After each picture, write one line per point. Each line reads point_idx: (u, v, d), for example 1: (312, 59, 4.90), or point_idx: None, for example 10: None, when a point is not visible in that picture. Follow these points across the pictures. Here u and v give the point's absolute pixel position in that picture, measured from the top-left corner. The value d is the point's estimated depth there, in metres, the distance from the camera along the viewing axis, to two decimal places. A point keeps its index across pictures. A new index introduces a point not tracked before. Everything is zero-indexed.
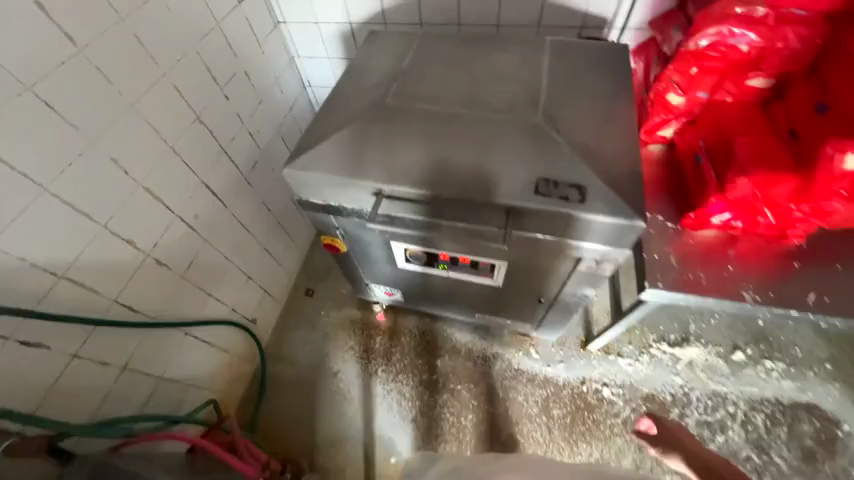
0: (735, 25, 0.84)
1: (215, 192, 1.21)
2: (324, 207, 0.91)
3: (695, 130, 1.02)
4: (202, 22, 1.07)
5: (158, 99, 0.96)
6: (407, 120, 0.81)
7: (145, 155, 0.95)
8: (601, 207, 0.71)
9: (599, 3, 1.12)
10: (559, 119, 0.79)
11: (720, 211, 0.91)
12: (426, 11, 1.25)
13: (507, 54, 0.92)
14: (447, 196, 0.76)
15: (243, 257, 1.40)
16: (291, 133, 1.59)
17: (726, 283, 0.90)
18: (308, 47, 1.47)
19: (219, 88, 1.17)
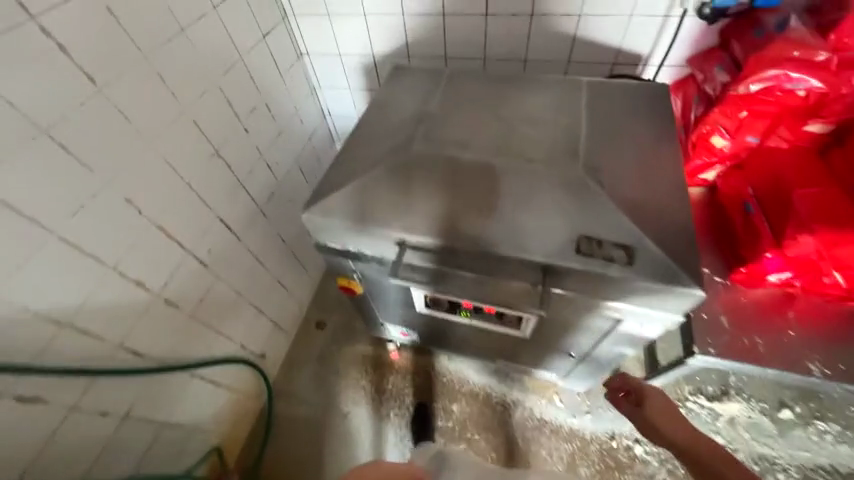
0: (792, 69, 0.77)
1: (230, 226, 1.18)
2: (343, 251, 0.86)
3: (742, 174, 0.95)
4: (225, 56, 1.06)
5: (176, 135, 0.94)
6: (433, 165, 0.76)
7: (160, 193, 0.92)
8: (651, 271, 0.64)
9: (634, 40, 1.07)
10: (599, 168, 0.72)
11: (776, 268, 0.83)
12: (451, 44, 1.22)
13: (540, 93, 0.86)
14: (476, 252, 0.69)
15: (255, 291, 1.35)
16: (309, 162, 1.56)
17: (782, 350, 0.86)
18: (330, 78, 1.46)
19: (240, 122, 1.15)
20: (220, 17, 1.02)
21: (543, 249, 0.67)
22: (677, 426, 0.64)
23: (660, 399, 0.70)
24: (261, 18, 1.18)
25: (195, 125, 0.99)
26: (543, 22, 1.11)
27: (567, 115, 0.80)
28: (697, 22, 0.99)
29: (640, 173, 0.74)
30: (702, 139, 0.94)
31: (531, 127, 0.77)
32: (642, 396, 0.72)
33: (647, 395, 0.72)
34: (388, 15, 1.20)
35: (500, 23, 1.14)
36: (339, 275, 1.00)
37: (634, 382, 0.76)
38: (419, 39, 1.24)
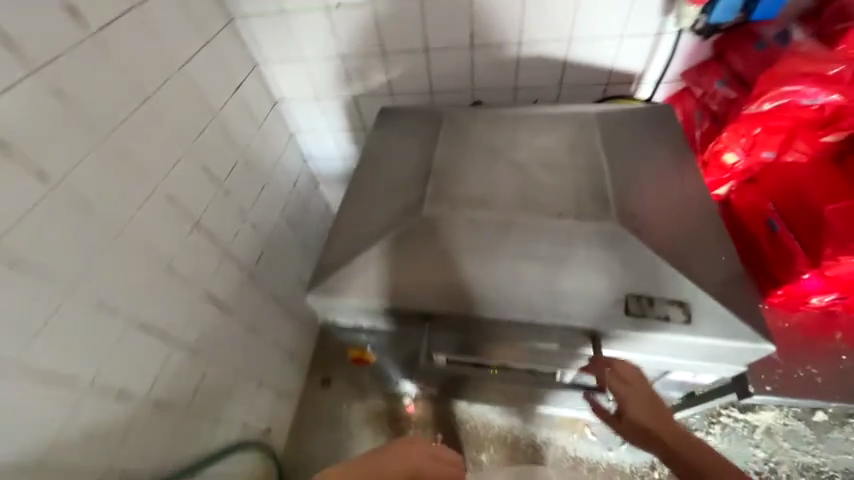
0: (806, 84, 0.74)
1: (220, 301, 1.06)
2: (358, 327, 0.77)
3: (757, 189, 0.91)
4: (197, 119, 0.96)
5: (150, 217, 0.83)
6: (451, 228, 0.68)
7: (138, 286, 0.81)
8: (713, 327, 0.58)
9: (627, 58, 1.03)
10: (634, 213, 0.66)
11: (816, 289, 0.79)
12: (436, 78, 1.15)
13: (550, 132, 0.80)
14: (515, 322, 0.63)
15: (252, 364, 1.23)
16: (295, 212, 1.45)
17: (841, 380, 0.78)
18: (309, 122, 1.37)
19: (219, 186, 1.04)
20: (189, 78, 0.93)
21: (587, 314, 0.61)
22: (657, 420, 0.65)
23: (646, 396, 0.65)
24: (231, 71, 1.08)
25: (170, 200, 0.88)
26: (532, 49, 1.05)
27: (586, 155, 0.74)
28: (692, 38, 0.96)
29: (674, 213, 0.69)
30: (715, 157, 0.90)
31: (548, 175, 0.71)
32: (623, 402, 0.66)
33: (627, 396, 0.65)
34: (367, 54, 1.13)
35: (487, 54, 1.08)
36: (352, 346, 0.90)
37: (621, 382, 0.65)
38: (401, 76, 1.16)
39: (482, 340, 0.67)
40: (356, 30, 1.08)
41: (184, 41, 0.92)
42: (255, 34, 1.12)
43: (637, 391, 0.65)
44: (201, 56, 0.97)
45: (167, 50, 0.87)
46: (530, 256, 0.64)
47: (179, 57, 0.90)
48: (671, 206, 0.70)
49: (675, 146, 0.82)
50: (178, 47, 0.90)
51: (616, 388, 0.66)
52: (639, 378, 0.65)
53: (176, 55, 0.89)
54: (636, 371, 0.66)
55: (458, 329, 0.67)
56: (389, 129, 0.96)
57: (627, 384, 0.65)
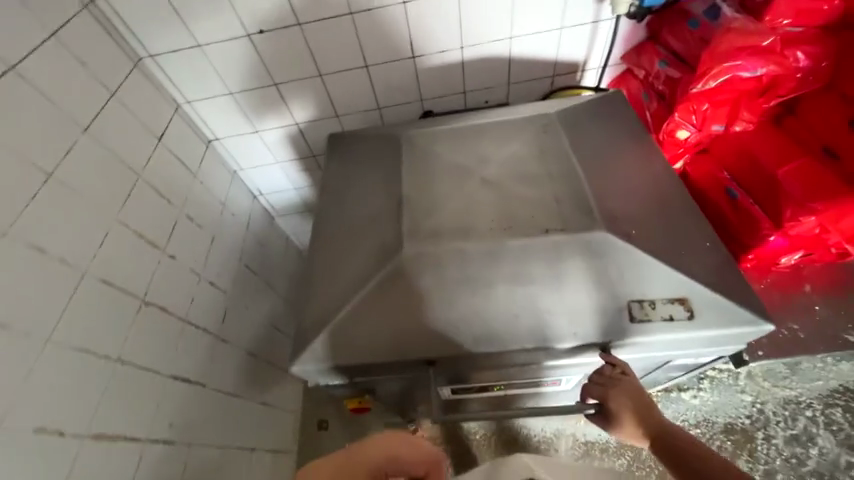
0: (745, 59, 0.79)
1: (190, 377, 0.95)
2: (350, 382, 0.72)
3: (712, 160, 0.94)
4: (121, 184, 0.84)
5: (85, 311, 0.72)
6: (442, 265, 0.65)
7: (85, 392, 0.70)
8: (716, 318, 0.60)
9: (568, 48, 1.02)
10: (617, 215, 0.67)
11: (783, 248, 0.86)
12: (382, 94, 1.08)
13: (517, 142, 0.80)
14: (524, 349, 0.61)
15: (241, 432, 1.12)
16: (255, 256, 1.32)
17: (820, 330, 0.92)
18: (251, 157, 1.24)
19: (162, 251, 0.91)
20: (99, 139, 0.81)
21: (595, 328, 0.60)
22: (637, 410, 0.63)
23: (629, 393, 0.62)
24: (151, 120, 0.96)
25: (104, 284, 0.76)
26: (475, 51, 1.01)
27: (559, 163, 0.75)
28: (628, 22, 0.97)
29: (653, 207, 0.70)
30: (669, 135, 0.91)
31: (527, 187, 0.71)
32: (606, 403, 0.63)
33: (609, 396, 0.63)
34: (303, 78, 1.04)
35: (431, 62, 1.03)
36: (346, 397, 0.84)
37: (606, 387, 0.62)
38: (343, 96, 1.08)
39: (488, 368, 0.65)
40: (287, 55, 0.99)
41: (86, 98, 0.80)
42: (172, 74, 1.01)
43: (620, 390, 0.62)
44: (109, 110, 0.85)
45: (63, 113, 0.74)
46: (524, 280, 0.62)
47: (81, 118, 0.78)
48: (650, 200, 0.71)
49: (633, 133, 0.83)
50: (78, 107, 0.78)
51: (598, 392, 0.63)
52: (623, 379, 0.62)
53: (76, 117, 0.77)
54: (626, 374, 0.62)
55: (464, 365, 0.64)
56: (349, 161, 0.90)
57: (610, 385, 0.62)
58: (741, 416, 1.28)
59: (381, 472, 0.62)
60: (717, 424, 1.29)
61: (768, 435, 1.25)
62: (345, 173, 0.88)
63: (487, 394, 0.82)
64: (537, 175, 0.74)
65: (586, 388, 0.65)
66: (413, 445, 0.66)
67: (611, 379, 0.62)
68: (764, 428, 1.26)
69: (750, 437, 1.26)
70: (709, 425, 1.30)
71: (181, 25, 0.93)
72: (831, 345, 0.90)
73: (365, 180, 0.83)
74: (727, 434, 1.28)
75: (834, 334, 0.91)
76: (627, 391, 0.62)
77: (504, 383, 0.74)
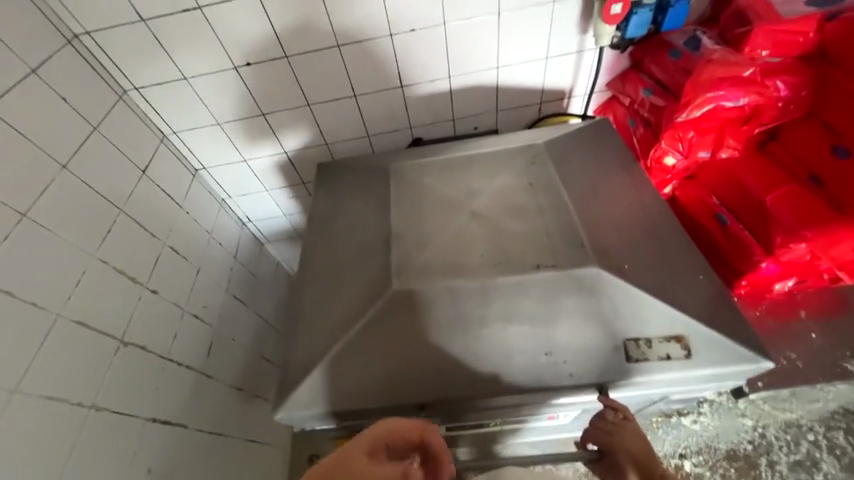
0: (726, 89, 0.80)
1: (172, 419, 0.90)
2: (340, 426, 0.68)
3: (700, 184, 0.95)
4: (100, 219, 0.81)
5: (58, 356, 0.68)
6: (433, 303, 0.63)
7: (54, 445, 0.65)
8: (713, 356, 0.59)
9: (554, 77, 1.03)
10: (608, 249, 0.66)
11: (776, 274, 0.85)
12: (370, 122, 1.08)
13: (507, 173, 0.80)
14: (519, 392, 0.59)
15: (227, 474, 1.06)
16: (244, 285, 1.28)
17: (818, 358, 0.92)
18: (240, 185, 1.23)
19: (143, 286, 0.88)
20: (79, 176, 0.79)
21: (590, 367, 0.58)
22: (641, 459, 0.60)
23: (632, 439, 0.60)
24: (134, 153, 0.95)
25: (79, 325, 0.73)
26: (463, 81, 1.02)
27: (548, 194, 0.74)
28: (612, 53, 1.00)
29: (643, 237, 0.70)
30: (657, 162, 0.91)
31: (518, 220, 0.71)
32: (611, 451, 0.61)
33: (614, 444, 0.60)
34: (291, 108, 1.03)
35: (418, 91, 1.03)
36: (335, 438, 0.81)
37: (608, 433, 0.60)
38: (332, 125, 1.08)
39: (484, 409, 0.62)
40: (275, 86, 0.99)
41: (67, 134, 0.79)
42: (157, 106, 1.01)
43: (624, 437, 0.60)
44: (90, 145, 0.83)
45: (40, 151, 0.73)
46: (516, 317, 0.61)
47: (59, 154, 0.76)
48: (640, 231, 0.70)
49: (620, 162, 0.83)
50: (56, 143, 0.76)
51: (603, 440, 0.61)
52: (626, 424, 0.60)
53: (54, 154, 0.75)
54: (628, 420, 0.60)
55: (458, 408, 0.62)
56: (337, 192, 0.88)
57: (615, 433, 0.60)
58: (742, 442, 1.26)
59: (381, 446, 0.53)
60: (720, 451, 1.27)
61: (771, 460, 1.23)
62: (333, 205, 0.86)
63: (482, 429, 0.79)
64: (528, 207, 0.73)
65: (591, 435, 0.63)
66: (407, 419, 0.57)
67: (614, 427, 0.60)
68: (767, 455, 1.23)
69: (752, 463, 1.24)
70: (711, 452, 1.27)
71: (167, 59, 0.92)
72: (830, 375, 0.90)
73: (352, 212, 0.82)
74: (730, 460, 1.25)
75: (832, 363, 0.91)
76: (631, 439, 0.60)
77: (499, 420, 0.71)
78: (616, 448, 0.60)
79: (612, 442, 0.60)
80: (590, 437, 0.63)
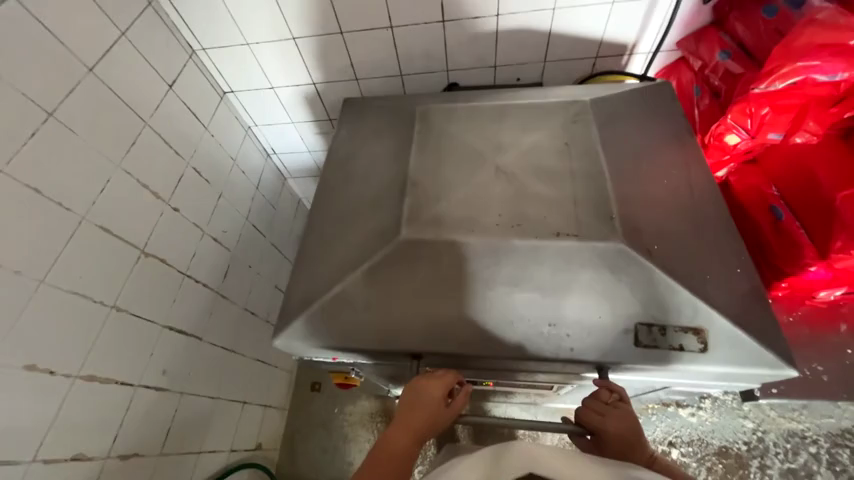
0: (824, 59, 0.66)
1: (187, 330, 0.96)
2: (337, 360, 0.70)
3: (760, 171, 0.87)
4: (125, 130, 0.81)
5: (82, 256, 0.72)
6: (440, 257, 0.61)
7: (77, 336, 0.71)
8: (733, 355, 0.54)
9: (618, 27, 0.90)
10: (639, 227, 0.60)
11: (823, 281, 0.77)
12: (404, 59, 1.00)
13: (542, 131, 0.73)
14: (514, 359, 0.57)
15: (234, 386, 1.15)
16: (263, 216, 1.30)
17: (846, 375, 0.84)
18: (267, 114, 1.20)
19: (165, 203, 0.90)
20: (106, 82, 0.78)
21: (596, 345, 0.55)
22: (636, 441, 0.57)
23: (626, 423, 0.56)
24: (163, 66, 0.92)
25: (103, 231, 0.76)
26: (512, 21, 0.91)
27: (584, 159, 0.68)
28: (692, 3, 0.85)
29: (682, 220, 0.63)
30: (716, 139, 0.81)
31: (546, 184, 0.65)
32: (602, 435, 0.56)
33: (606, 427, 0.56)
34: (323, 34, 0.96)
35: (461, 29, 0.93)
36: (334, 371, 0.86)
37: (600, 415, 0.57)
38: (364, 58, 1.01)
39: (476, 368, 0.62)
40: (307, 8, 0.91)
41: (95, 35, 0.76)
42: (186, 18, 0.96)
43: (616, 419, 0.56)
44: (118, 51, 0.81)
45: (67, 51, 0.71)
46: (524, 284, 0.58)
47: (86, 57, 0.75)
48: (679, 212, 0.64)
49: (674, 133, 0.74)
50: (84, 45, 0.74)
51: (595, 422, 0.57)
52: (618, 405, 0.57)
53: (81, 55, 0.74)
54: (621, 400, 0.57)
55: (451, 363, 0.62)
56: (360, 130, 0.84)
57: (607, 413, 0.56)
58: (737, 441, 1.23)
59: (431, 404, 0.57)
60: (712, 446, 1.25)
61: (763, 464, 1.19)
62: (354, 144, 0.82)
63: (475, 386, 0.80)
64: (558, 171, 0.67)
65: (581, 418, 0.58)
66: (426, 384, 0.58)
67: (606, 407, 0.57)
68: (760, 457, 1.20)
69: (743, 463, 1.21)
70: (703, 445, 1.25)
71: None
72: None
73: (372, 154, 0.78)
74: (721, 457, 1.23)
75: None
76: (624, 423, 0.56)
77: (493, 380, 0.71)
78: (607, 432, 0.56)
79: (605, 425, 0.56)
80: (579, 423, 0.58)
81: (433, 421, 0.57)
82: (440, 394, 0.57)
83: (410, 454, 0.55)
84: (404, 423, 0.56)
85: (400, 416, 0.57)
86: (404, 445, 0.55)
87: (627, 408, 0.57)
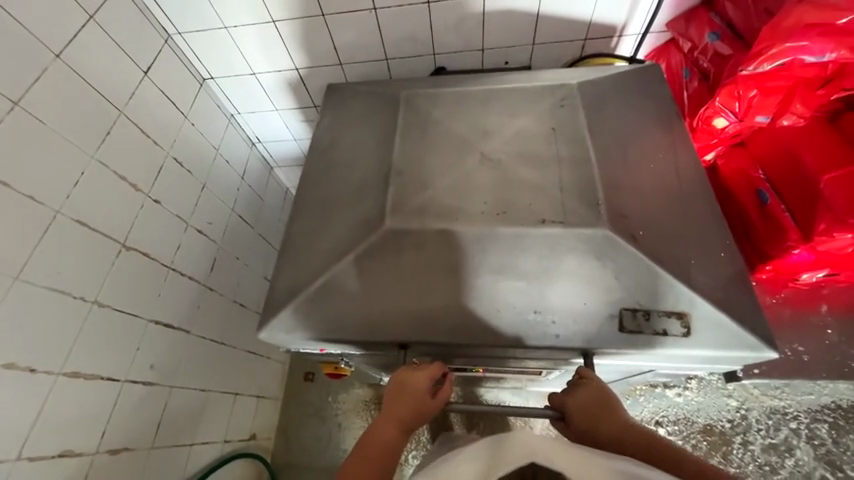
0: (812, 39, 0.65)
1: (174, 324, 0.95)
2: (324, 351, 0.70)
3: (748, 155, 0.87)
4: (98, 118, 0.78)
5: (57, 251, 0.70)
6: (425, 247, 0.60)
7: (57, 333, 0.69)
8: (715, 338, 0.55)
9: (608, 8, 0.87)
10: (625, 213, 0.60)
11: (805, 263, 0.78)
12: (390, 43, 0.97)
13: (528, 116, 0.71)
14: (500, 346, 0.56)
15: (225, 378, 1.15)
16: (250, 206, 1.28)
17: (825, 354, 0.86)
18: (249, 101, 1.16)
19: (146, 195, 0.87)
20: (75, 68, 0.74)
21: (581, 332, 0.55)
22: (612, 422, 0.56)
23: (596, 402, 0.56)
24: (136, 52, 0.88)
25: (79, 225, 0.74)
26: (499, 2, 0.88)
27: (571, 144, 0.67)
28: None
29: (668, 205, 0.63)
30: (705, 122, 0.81)
31: (532, 170, 0.65)
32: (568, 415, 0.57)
33: (570, 407, 0.57)
34: (303, 17, 0.93)
35: (447, 10, 0.90)
36: (324, 361, 0.86)
37: (566, 396, 0.58)
38: (347, 41, 0.97)
39: (463, 357, 0.62)
40: None
41: (60, 19, 0.72)
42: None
43: (580, 398, 0.57)
44: (87, 35, 0.77)
45: (30, 35, 0.67)
46: (510, 272, 0.57)
47: (51, 42, 0.71)
48: (665, 198, 0.63)
49: (661, 117, 0.73)
50: (48, 28, 0.70)
51: (559, 401, 0.58)
52: (586, 386, 0.57)
53: (46, 41, 0.70)
54: (588, 381, 0.57)
55: (438, 352, 0.61)
56: (343, 117, 0.82)
57: (569, 392, 0.58)
58: (722, 420, 1.26)
59: (413, 399, 0.57)
60: (697, 424, 1.28)
61: (745, 440, 1.23)
62: (337, 131, 0.80)
63: (465, 373, 0.80)
64: (545, 157, 0.66)
65: (550, 399, 0.60)
66: (407, 377, 0.58)
67: (570, 386, 0.58)
68: (743, 434, 1.24)
69: (726, 440, 1.24)
70: (689, 424, 1.28)
71: None
72: (834, 373, 0.85)
73: (357, 142, 0.76)
74: (705, 434, 1.26)
75: (841, 362, 0.85)
76: (593, 401, 0.56)
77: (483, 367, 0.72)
78: (572, 412, 0.57)
79: (567, 403, 0.57)
80: (551, 404, 0.60)
81: (419, 412, 0.57)
82: (424, 385, 0.57)
83: (398, 444, 0.56)
84: (390, 414, 0.57)
85: (386, 407, 0.57)
86: (391, 435, 0.56)
87: (597, 387, 0.57)
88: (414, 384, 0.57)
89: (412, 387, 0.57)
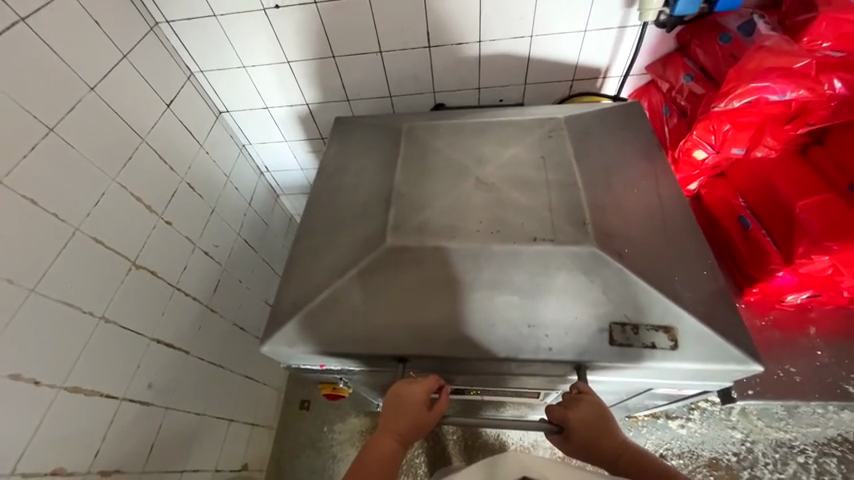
0: (773, 80, 0.72)
1: (175, 344, 0.96)
2: (324, 368, 0.71)
3: (727, 185, 0.93)
4: (122, 143, 0.84)
5: (73, 266, 0.73)
6: (424, 264, 0.63)
7: (61, 346, 0.71)
8: (701, 352, 0.57)
9: (591, 53, 0.96)
10: (611, 233, 0.64)
11: (790, 285, 0.82)
12: (394, 81, 1.06)
13: (520, 146, 0.77)
14: (495, 359, 0.58)
15: (220, 402, 1.14)
16: (255, 231, 1.32)
17: (819, 376, 0.88)
18: (261, 133, 1.24)
19: (158, 216, 0.92)
20: (107, 100, 0.82)
21: (572, 344, 0.57)
22: (607, 440, 0.57)
23: (595, 414, 0.57)
24: (161, 87, 0.96)
25: (95, 242, 0.77)
26: (494, 47, 0.97)
27: (560, 171, 0.72)
28: (656, 31, 0.91)
29: (652, 227, 0.67)
30: (685, 154, 0.88)
31: (524, 193, 0.69)
32: (568, 429, 0.57)
33: (571, 419, 0.57)
34: (316, 58, 1.02)
35: (446, 54, 0.99)
36: (322, 382, 0.85)
37: (567, 410, 0.58)
38: (355, 80, 1.06)
39: (459, 371, 0.63)
40: (300, 32, 0.96)
41: (97, 56, 0.80)
42: (185, 42, 1.01)
43: (579, 412, 0.57)
44: (119, 71, 0.85)
45: (70, 70, 0.75)
46: (504, 287, 0.61)
47: (88, 77, 0.78)
48: (649, 220, 0.68)
49: (644, 148, 0.79)
50: (86, 65, 0.78)
51: (560, 414, 0.59)
52: (585, 402, 0.57)
53: (83, 75, 0.77)
54: (589, 400, 0.57)
55: (434, 366, 0.63)
56: (349, 146, 0.88)
57: (569, 404, 0.58)
58: (727, 453, 1.22)
59: (410, 410, 0.58)
60: (703, 458, 1.22)
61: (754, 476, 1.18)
62: (344, 159, 0.86)
63: (462, 395, 0.79)
64: (536, 182, 0.71)
65: (550, 412, 0.60)
66: (408, 389, 0.59)
67: (570, 399, 0.58)
68: (751, 468, 1.18)
69: (734, 475, 1.19)
70: (694, 457, 1.22)
71: None
72: (828, 395, 0.86)
73: (362, 168, 0.82)
74: (711, 469, 1.20)
75: (832, 383, 0.86)
76: (592, 415, 0.57)
77: (481, 388, 0.73)
78: (572, 424, 0.57)
79: (568, 415, 0.57)
80: (550, 418, 0.60)
81: (416, 425, 0.58)
82: (422, 398, 0.58)
83: (396, 457, 0.57)
84: (388, 427, 0.58)
85: (384, 421, 0.58)
86: (390, 450, 0.57)
87: (594, 400, 0.57)
88: (412, 397, 0.58)
89: (410, 399, 0.58)
